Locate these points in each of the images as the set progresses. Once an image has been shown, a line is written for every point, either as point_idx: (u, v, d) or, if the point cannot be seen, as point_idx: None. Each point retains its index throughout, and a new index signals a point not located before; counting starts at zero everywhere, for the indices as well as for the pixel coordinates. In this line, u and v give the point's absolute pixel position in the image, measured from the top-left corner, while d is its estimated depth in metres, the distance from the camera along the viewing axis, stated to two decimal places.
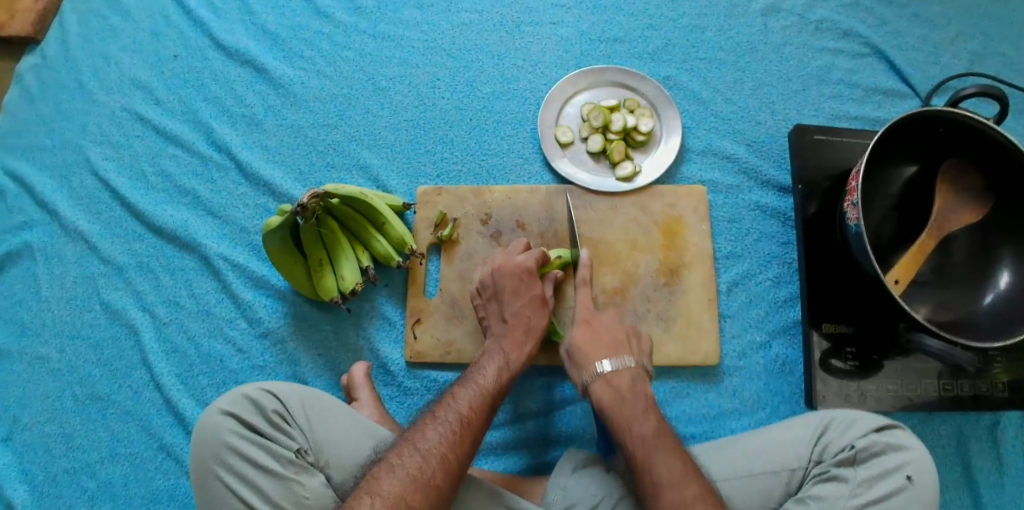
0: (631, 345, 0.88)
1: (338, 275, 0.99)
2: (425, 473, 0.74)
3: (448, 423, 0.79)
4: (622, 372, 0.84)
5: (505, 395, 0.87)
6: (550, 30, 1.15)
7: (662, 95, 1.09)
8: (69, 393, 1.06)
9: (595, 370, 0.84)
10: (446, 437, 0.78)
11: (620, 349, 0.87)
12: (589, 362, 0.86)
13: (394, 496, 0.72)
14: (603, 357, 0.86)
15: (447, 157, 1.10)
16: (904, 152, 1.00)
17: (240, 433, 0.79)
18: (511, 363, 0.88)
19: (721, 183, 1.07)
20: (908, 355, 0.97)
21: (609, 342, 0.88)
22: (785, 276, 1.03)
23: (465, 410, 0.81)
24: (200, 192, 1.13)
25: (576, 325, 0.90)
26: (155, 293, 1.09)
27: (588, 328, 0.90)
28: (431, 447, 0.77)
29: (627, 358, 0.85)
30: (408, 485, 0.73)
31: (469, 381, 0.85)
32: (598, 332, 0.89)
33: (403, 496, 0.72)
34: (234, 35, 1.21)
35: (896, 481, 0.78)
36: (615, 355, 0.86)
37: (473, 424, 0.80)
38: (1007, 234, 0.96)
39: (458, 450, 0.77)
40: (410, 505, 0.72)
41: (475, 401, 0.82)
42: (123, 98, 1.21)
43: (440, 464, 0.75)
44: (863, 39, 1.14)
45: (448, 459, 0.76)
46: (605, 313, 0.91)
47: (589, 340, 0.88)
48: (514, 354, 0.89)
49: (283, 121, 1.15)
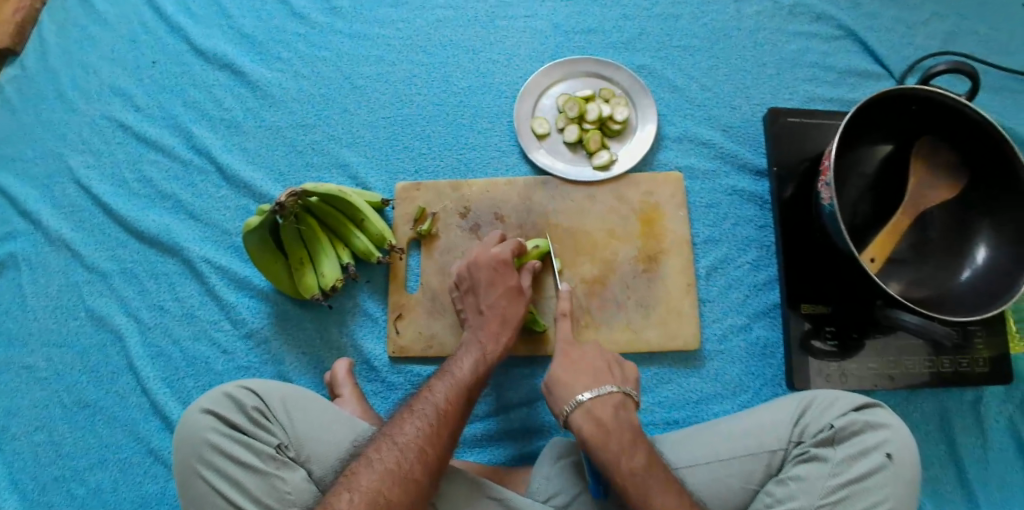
0: (612, 371, 0.86)
1: (319, 273, 0.99)
2: (404, 467, 0.75)
3: (425, 416, 0.80)
4: (603, 399, 0.82)
5: (483, 387, 0.88)
6: (524, 23, 1.16)
7: (637, 84, 1.09)
8: (57, 401, 1.06)
9: (575, 400, 0.82)
10: (424, 431, 0.78)
11: (601, 377, 0.84)
12: (570, 392, 0.83)
13: (372, 491, 0.73)
14: (616, 458, 0.77)
15: (425, 153, 1.10)
16: (878, 131, 1.00)
17: (220, 430, 0.80)
18: (489, 354, 0.89)
19: (697, 168, 1.08)
20: (888, 333, 0.97)
21: (587, 370, 0.85)
22: (764, 259, 1.03)
23: (442, 403, 0.81)
24: (181, 196, 1.12)
25: (574, 411, 0.81)
26: (140, 298, 1.09)
27: (589, 418, 0.80)
28: (408, 441, 0.77)
29: (607, 385, 0.83)
30: (386, 479, 0.74)
31: (447, 374, 0.86)
32: (601, 422, 0.80)
33: (382, 491, 0.73)
34: (211, 39, 1.19)
35: (875, 459, 0.78)
36: (628, 454, 0.78)
37: (451, 416, 0.81)
38: (983, 208, 0.96)
39: (437, 443, 0.78)
40: (389, 499, 0.72)
41: (452, 394, 0.83)
42: (102, 106, 1.19)
43: (418, 457, 0.76)
44: (837, 22, 1.15)
45: (427, 451, 0.77)
46: (603, 394, 0.82)
47: (596, 436, 0.79)
48: (491, 346, 0.90)
49: (262, 123, 1.15)
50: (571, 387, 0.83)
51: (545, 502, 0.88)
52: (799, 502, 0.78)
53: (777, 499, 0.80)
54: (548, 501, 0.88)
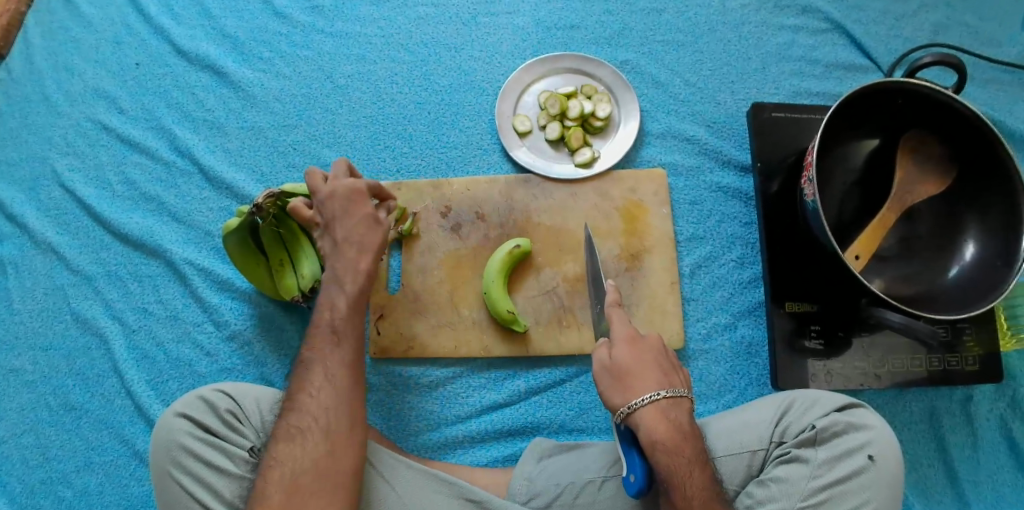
0: (679, 373, 0.78)
1: (298, 274, 0.98)
2: (303, 433, 0.75)
3: (315, 380, 0.78)
4: (676, 404, 0.75)
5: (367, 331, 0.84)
6: (506, 19, 1.15)
7: (620, 80, 1.08)
8: (43, 404, 1.04)
9: (649, 396, 0.74)
10: (317, 394, 0.77)
11: (670, 376, 0.77)
12: (638, 389, 0.75)
13: (281, 465, 0.73)
14: (687, 469, 0.72)
15: (407, 151, 1.10)
16: (864, 125, 0.98)
17: (195, 434, 0.80)
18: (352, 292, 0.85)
19: (681, 165, 1.06)
20: (874, 331, 0.96)
21: (654, 364, 0.77)
22: (749, 256, 1.02)
23: (331, 363, 0.79)
24: (164, 198, 1.11)
25: (642, 407, 0.73)
26: (124, 300, 1.07)
27: (665, 421, 0.73)
28: (304, 406, 0.76)
29: (679, 389, 0.76)
30: (292, 450, 0.74)
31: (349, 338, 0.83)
32: (675, 426, 0.73)
33: (288, 463, 0.73)
34: (194, 40, 1.18)
35: (857, 461, 0.76)
36: (696, 467, 0.72)
37: (337, 374, 0.79)
38: (971, 203, 0.94)
39: (327, 401, 0.77)
40: (297, 468, 0.73)
41: (341, 352, 0.80)
42: (87, 108, 1.16)
43: (315, 422, 0.75)
44: (823, 15, 1.13)
45: (321, 413, 0.76)
46: (678, 396, 0.75)
47: (671, 440, 0.72)
48: (354, 282, 0.85)
49: (244, 124, 1.13)
50: (640, 383, 0.75)
51: (525, 504, 0.86)
52: (780, 503, 0.76)
53: (758, 500, 0.78)
54: (528, 502, 0.86)
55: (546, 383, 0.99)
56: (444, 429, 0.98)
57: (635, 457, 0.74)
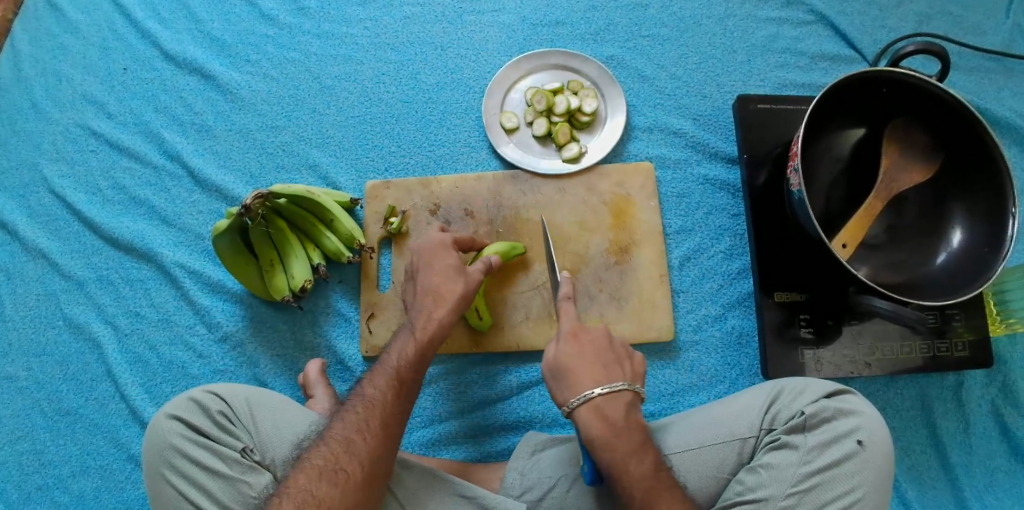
0: (622, 364, 0.79)
1: (289, 274, 0.98)
2: (332, 459, 0.74)
3: (354, 409, 0.79)
4: (614, 399, 0.76)
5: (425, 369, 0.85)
6: (492, 17, 1.15)
7: (606, 75, 1.09)
8: (37, 410, 1.04)
9: (585, 395, 0.76)
10: (352, 423, 0.77)
11: (610, 370, 0.78)
12: (578, 385, 0.77)
13: (302, 492, 0.71)
14: (625, 461, 0.73)
15: (395, 151, 1.10)
16: (849, 114, 0.98)
17: (187, 436, 0.80)
18: (420, 335, 0.84)
19: (668, 158, 1.07)
20: (863, 319, 0.96)
21: (595, 358, 0.79)
22: (737, 248, 1.02)
23: (371, 393, 0.80)
24: (154, 202, 1.11)
25: (579, 406, 0.76)
26: (115, 305, 1.07)
27: (599, 419, 0.75)
28: (336, 434, 0.76)
29: (617, 382, 0.77)
30: (314, 476, 0.73)
31: (380, 365, 0.84)
32: (611, 422, 0.75)
33: (310, 489, 0.72)
34: (181, 44, 1.18)
35: (845, 447, 0.77)
36: (637, 457, 0.74)
37: (359, 400, 0.80)
38: (958, 189, 0.94)
39: (365, 432, 0.77)
40: (317, 496, 0.72)
41: (383, 383, 0.81)
42: (76, 114, 1.17)
43: (346, 449, 0.75)
44: (807, 6, 1.14)
45: (353, 444, 0.76)
46: (615, 391, 0.76)
47: (605, 437, 0.74)
48: (421, 324, 0.85)
49: (232, 126, 1.14)
50: (580, 379, 0.77)
51: (518, 498, 0.86)
52: (770, 490, 0.76)
53: (748, 486, 0.78)
54: (521, 496, 0.86)
55: (536, 377, 0.99)
56: (436, 426, 0.98)
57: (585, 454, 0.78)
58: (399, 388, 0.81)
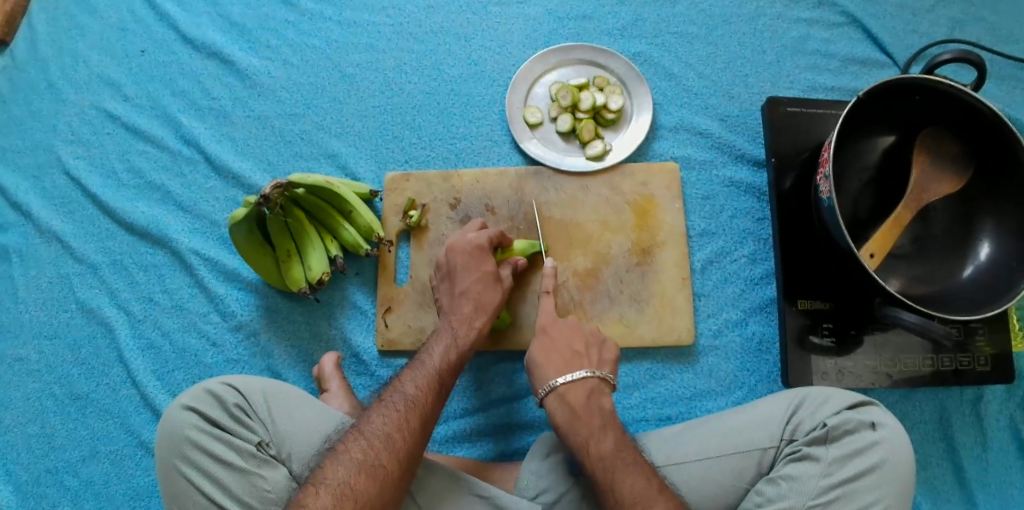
0: (589, 355, 0.87)
1: (306, 266, 0.97)
2: (371, 454, 0.74)
3: (394, 405, 0.78)
4: (575, 384, 0.84)
5: (457, 373, 0.86)
6: (518, 9, 1.13)
7: (632, 72, 1.07)
8: (48, 393, 1.04)
9: (549, 384, 0.84)
10: (392, 419, 0.77)
11: (574, 361, 0.86)
12: (545, 377, 0.85)
13: (339, 483, 0.71)
14: (585, 441, 0.79)
15: (415, 142, 1.08)
16: (881, 122, 0.96)
17: (202, 428, 0.79)
18: (462, 342, 0.87)
19: (693, 159, 1.05)
20: (886, 329, 0.95)
21: (563, 353, 0.87)
22: (761, 253, 1.01)
23: (412, 391, 0.80)
24: (170, 187, 1.09)
25: (547, 395, 0.84)
26: (129, 290, 1.06)
27: (562, 404, 0.83)
28: (376, 430, 0.76)
29: (580, 370, 0.85)
30: (352, 469, 0.72)
31: (416, 364, 0.84)
32: (572, 406, 0.82)
33: (348, 482, 0.71)
34: (200, 26, 1.16)
35: (869, 459, 0.76)
36: (597, 437, 0.79)
37: (398, 396, 0.79)
38: (988, 201, 0.92)
39: (406, 430, 0.76)
40: (355, 489, 0.71)
41: (423, 381, 0.81)
42: (91, 95, 1.15)
43: (386, 446, 0.74)
44: (840, 8, 1.11)
45: (393, 439, 0.75)
46: (577, 379, 0.84)
47: (566, 421, 0.81)
48: (463, 331, 0.88)
49: (250, 112, 1.12)
50: (547, 368, 0.86)
51: (533, 499, 0.85)
52: (790, 501, 0.76)
53: (769, 498, 0.77)
54: (536, 498, 0.85)
55: None
56: (451, 423, 0.97)
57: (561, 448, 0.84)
58: (438, 388, 0.82)
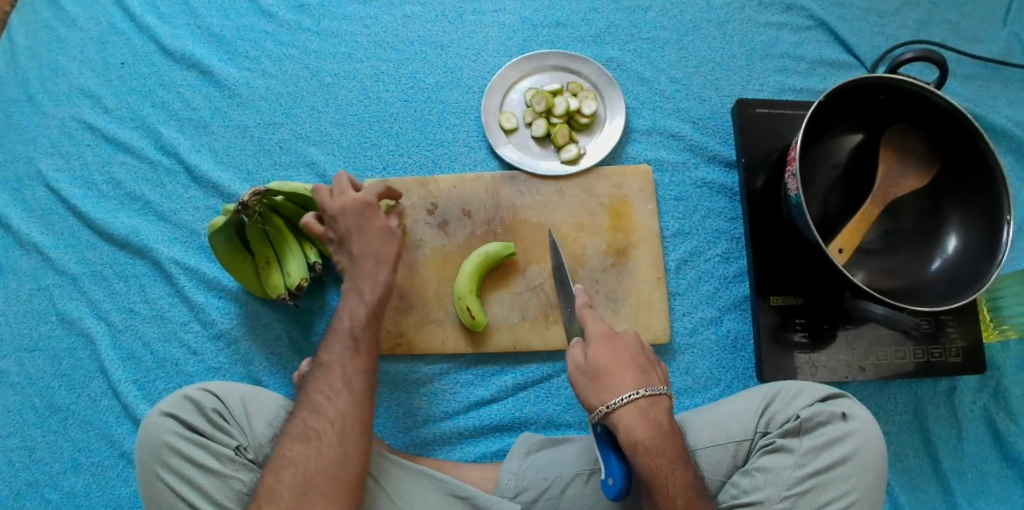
0: (656, 370, 0.77)
1: (285, 272, 0.97)
2: (303, 425, 0.76)
3: (314, 376, 0.81)
4: (656, 402, 0.74)
5: (376, 328, 0.87)
6: (492, 17, 1.15)
7: (605, 77, 1.09)
8: (29, 406, 1.03)
9: (629, 396, 0.72)
10: (316, 388, 0.79)
11: (648, 374, 0.76)
12: (616, 387, 0.73)
13: (280, 458, 0.74)
14: (669, 467, 0.72)
15: (393, 149, 1.10)
16: (847, 120, 0.98)
17: (180, 433, 0.79)
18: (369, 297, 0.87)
19: (666, 160, 1.07)
20: (858, 323, 0.97)
21: (630, 362, 0.76)
22: (734, 251, 1.03)
23: (325, 357, 0.82)
24: (150, 197, 1.10)
25: (621, 407, 0.72)
26: (109, 301, 1.07)
27: (645, 421, 0.72)
28: (304, 402, 0.79)
29: (659, 386, 0.74)
30: (287, 442, 0.75)
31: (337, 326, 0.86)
32: (657, 427, 0.72)
33: (287, 454, 0.74)
34: (179, 39, 1.17)
35: (840, 450, 0.77)
36: (680, 465, 0.73)
37: (326, 367, 0.81)
38: (953, 195, 0.94)
39: (329, 396, 0.79)
40: (294, 458, 0.74)
41: (338, 344, 0.83)
42: (71, 108, 1.16)
43: (315, 414, 0.77)
44: (807, 12, 1.14)
45: (320, 405, 0.78)
46: (657, 394, 0.74)
47: (652, 440, 0.71)
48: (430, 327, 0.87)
49: (229, 122, 1.13)
50: (619, 378, 0.73)
51: (513, 499, 0.86)
52: (765, 493, 0.77)
53: (743, 490, 0.78)
54: (515, 497, 0.86)
55: (533, 378, 0.99)
56: (434, 426, 0.98)
57: (613, 459, 0.73)
58: (359, 348, 0.83)
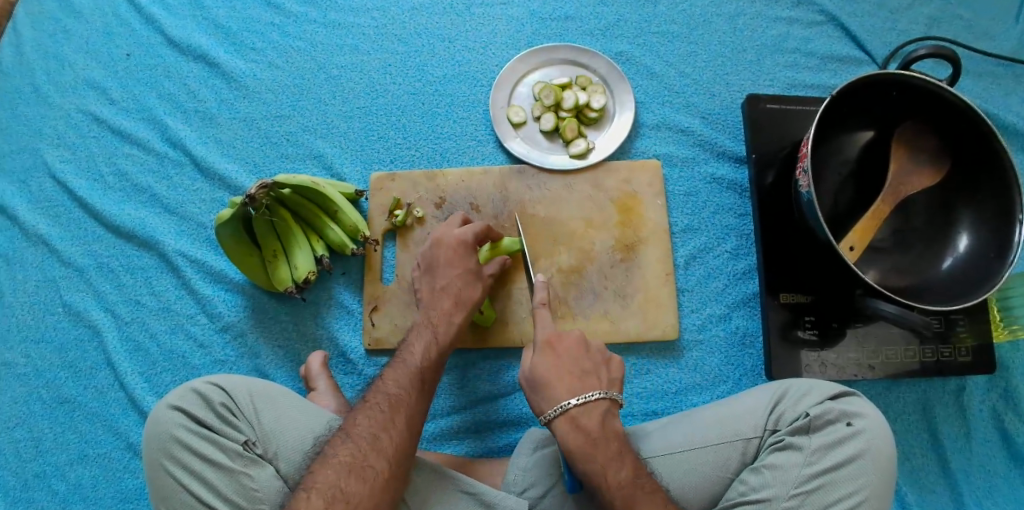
0: (599, 373, 0.82)
1: (293, 266, 0.98)
2: (360, 456, 0.73)
3: (377, 406, 0.78)
4: (589, 408, 0.79)
5: (438, 371, 0.87)
6: (500, 10, 1.14)
7: (615, 71, 1.08)
8: (36, 397, 1.03)
9: (560, 406, 0.78)
10: (377, 420, 0.77)
11: (585, 380, 0.81)
12: (553, 397, 0.80)
13: (330, 487, 0.70)
14: (603, 468, 0.75)
15: (400, 143, 1.09)
16: (859, 117, 0.97)
17: (189, 428, 0.79)
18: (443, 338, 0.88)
19: (675, 155, 1.06)
20: (868, 321, 0.96)
21: (572, 369, 0.82)
22: (743, 248, 1.02)
23: (394, 391, 0.80)
24: (156, 189, 1.10)
25: (556, 418, 0.78)
26: (116, 293, 1.06)
27: (575, 429, 0.77)
28: (362, 431, 0.76)
29: (593, 391, 0.79)
30: (341, 472, 0.72)
31: (400, 361, 0.85)
32: (589, 433, 0.77)
33: (339, 484, 0.71)
34: (185, 30, 1.17)
35: (850, 448, 0.77)
36: (616, 464, 0.75)
37: (390, 401, 0.79)
38: (965, 194, 0.93)
39: (393, 431, 0.77)
40: (346, 492, 0.71)
41: (404, 379, 0.82)
42: (77, 99, 1.15)
43: (374, 447, 0.75)
44: (818, 7, 1.13)
45: (381, 441, 0.75)
46: (590, 401, 0.79)
47: (581, 447, 0.76)
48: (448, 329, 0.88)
49: (236, 114, 1.13)
50: (556, 390, 0.80)
51: (521, 494, 0.86)
52: (773, 490, 0.76)
53: (753, 487, 0.78)
54: (524, 492, 0.86)
55: None
56: (441, 420, 0.98)
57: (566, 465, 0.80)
58: (420, 387, 0.82)
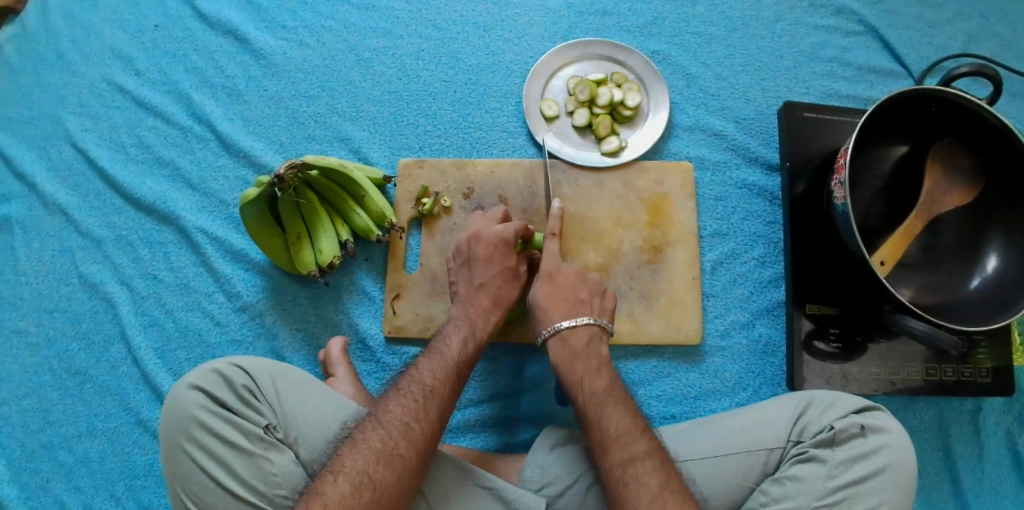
0: (592, 302, 0.90)
1: (316, 249, 0.96)
2: (388, 443, 0.73)
3: (411, 394, 0.78)
4: (579, 330, 0.87)
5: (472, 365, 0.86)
6: (537, 1, 1.13)
7: (651, 70, 1.07)
8: (47, 367, 1.02)
9: (554, 327, 0.87)
10: (410, 408, 0.76)
11: (578, 307, 0.89)
12: (549, 318, 0.88)
13: (357, 471, 0.70)
14: (581, 378, 0.83)
15: (430, 130, 1.08)
16: (896, 131, 0.97)
17: (209, 408, 0.78)
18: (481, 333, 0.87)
19: (707, 159, 1.06)
20: (892, 337, 0.96)
21: (567, 298, 0.89)
22: (770, 256, 1.02)
23: (429, 381, 0.80)
24: (179, 164, 1.08)
25: (551, 336, 0.87)
26: (134, 266, 1.05)
27: (564, 346, 0.86)
28: (394, 418, 0.75)
29: (583, 317, 0.88)
30: (371, 458, 0.71)
31: (436, 352, 0.84)
32: (574, 348, 0.86)
33: (367, 470, 0.70)
34: (216, 4, 1.15)
35: (873, 463, 0.77)
36: (593, 375, 0.83)
37: (423, 390, 0.78)
38: (998, 215, 0.93)
39: (424, 420, 0.76)
40: (373, 478, 0.70)
41: (439, 370, 0.81)
42: (102, 68, 1.13)
43: (405, 435, 0.74)
44: (857, 17, 1.12)
45: (412, 430, 0.74)
46: (579, 325, 0.87)
47: (565, 359, 0.85)
48: (480, 324, 0.89)
49: (264, 92, 1.11)
50: (551, 313, 0.88)
51: (537, 492, 0.85)
52: (795, 502, 0.76)
53: (774, 497, 0.78)
54: (541, 490, 0.85)
55: None
56: (459, 413, 0.97)
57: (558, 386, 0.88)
58: (451, 378, 0.81)
